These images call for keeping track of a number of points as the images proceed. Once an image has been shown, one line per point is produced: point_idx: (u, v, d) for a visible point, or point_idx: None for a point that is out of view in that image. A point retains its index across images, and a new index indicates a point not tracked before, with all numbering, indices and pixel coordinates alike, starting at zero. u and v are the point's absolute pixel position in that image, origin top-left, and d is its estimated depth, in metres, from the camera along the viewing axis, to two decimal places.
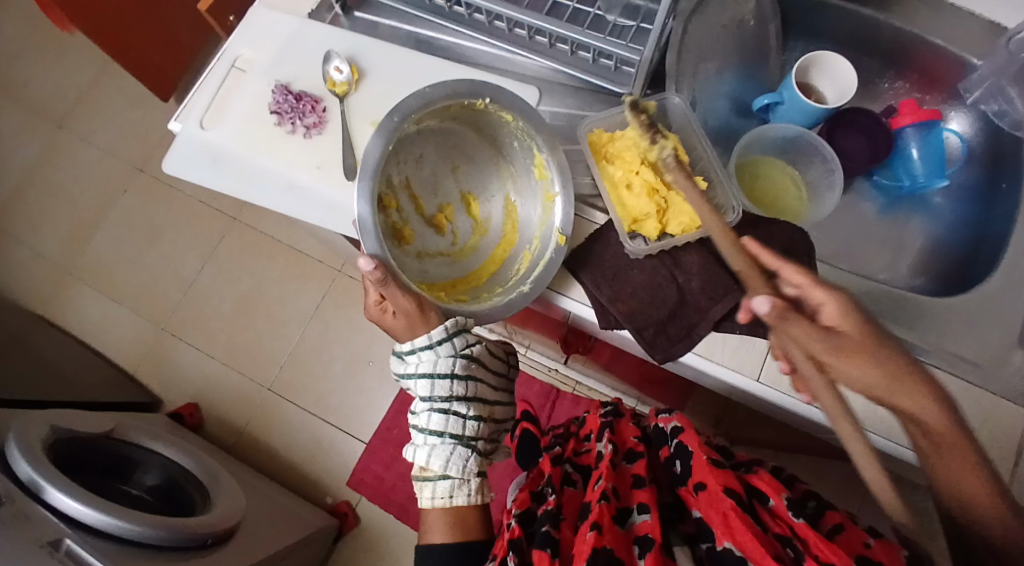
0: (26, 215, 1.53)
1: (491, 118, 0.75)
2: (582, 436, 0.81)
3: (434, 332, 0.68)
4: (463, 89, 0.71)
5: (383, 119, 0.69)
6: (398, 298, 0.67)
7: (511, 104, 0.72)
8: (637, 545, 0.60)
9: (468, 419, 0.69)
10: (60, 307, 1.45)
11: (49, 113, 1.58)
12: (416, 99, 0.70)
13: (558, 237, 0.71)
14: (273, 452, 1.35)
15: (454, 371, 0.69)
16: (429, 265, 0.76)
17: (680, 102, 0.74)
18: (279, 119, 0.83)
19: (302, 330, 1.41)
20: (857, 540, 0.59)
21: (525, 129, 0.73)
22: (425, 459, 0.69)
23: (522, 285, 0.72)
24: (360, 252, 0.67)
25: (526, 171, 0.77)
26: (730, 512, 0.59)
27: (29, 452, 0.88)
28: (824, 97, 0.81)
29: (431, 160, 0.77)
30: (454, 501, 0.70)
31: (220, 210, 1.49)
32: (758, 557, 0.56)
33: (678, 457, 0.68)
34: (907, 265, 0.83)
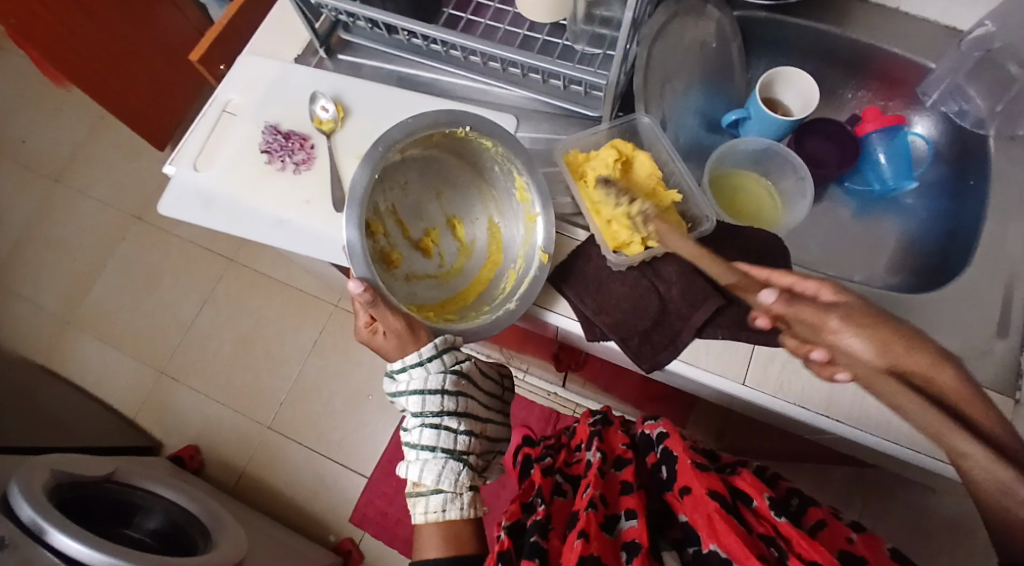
0: (27, 269, 1.56)
1: (472, 145, 0.78)
2: (573, 446, 0.82)
3: (424, 349, 0.70)
4: (443, 119, 0.74)
5: (369, 150, 0.71)
6: (388, 317, 0.68)
7: (490, 131, 0.75)
8: (625, 550, 0.60)
9: (459, 434, 0.71)
10: (60, 357, 1.47)
11: (48, 169, 1.62)
12: (399, 130, 0.73)
13: (541, 255, 0.74)
14: (274, 491, 1.35)
15: (445, 387, 0.71)
16: (417, 288, 0.78)
17: (649, 121, 0.77)
18: (269, 157, 0.87)
19: (300, 367, 1.42)
20: (839, 535, 0.60)
21: (504, 154, 0.76)
22: (418, 475, 0.70)
23: (508, 302, 0.74)
24: (351, 276, 0.69)
25: (508, 194, 0.79)
26: (714, 514, 0.60)
27: (28, 495, 0.89)
28: (789, 109, 0.84)
29: (415, 187, 0.79)
30: (448, 515, 0.70)
31: (217, 253, 1.51)
32: (742, 557, 0.57)
33: (664, 462, 0.69)
34: (883, 265, 0.85)
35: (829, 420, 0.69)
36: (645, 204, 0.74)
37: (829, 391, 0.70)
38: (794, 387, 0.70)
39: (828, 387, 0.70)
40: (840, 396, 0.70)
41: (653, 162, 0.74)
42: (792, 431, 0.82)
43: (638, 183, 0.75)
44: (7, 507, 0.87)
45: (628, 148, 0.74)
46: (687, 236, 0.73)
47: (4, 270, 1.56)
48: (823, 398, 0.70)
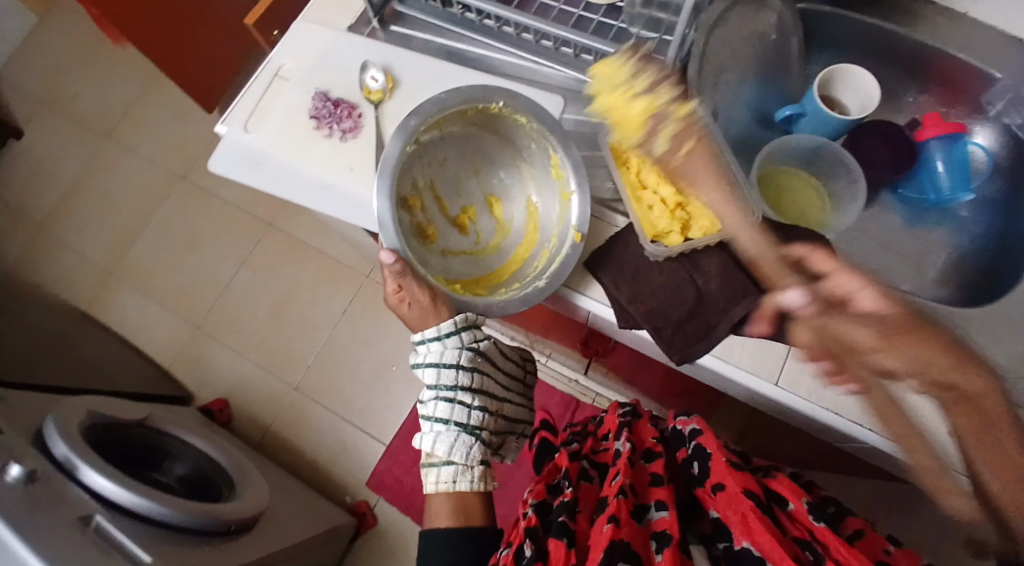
0: (75, 217, 1.60)
1: (508, 122, 0.78)
2: (600, 435, 0.81)
3: (442, 325, 0.72)
4: (476, 94, 0.75)
5: (401, 123, 0.73)
6: (413, 289, 0.71)
7: (524, 108, 0.75)
8: (654, 539, 0.61)
9: (472, 409, 0.72)
10: (102, 305, 1.52)
11: (100, 123, 1.67)
12: (431, 105, 0.74)
13: (573, 234, 0.74)
14: (297, 451, 1.37)
15: (460, 362, 0.72)
16: (452, 264, 0.78)
17: (700, 110, 0.77)
18: (318, 123, 0.88)
19: (329, 334, 1.44)
20: (876, 546, 0.60)
21: (539, 131, 0.76)
22: (431, 446, 0.72)
23: (538, 280, 0.74)
24: (380, 247, 0.70)
25: (544, 172, 0.79)
26: (749, 513, 0.59)
27: (64, 433, 0.92)
28: (845, 109, 0.82)
29: (453, 163, 0.80)
30: (457, 486, 0.72)
31: (256, 216, 1.54)
32: (777, 558, 0.56)
33: (696, 458, 0.68)
34: (931, 274, 0.84)
35: (863, 428, 0.69)
36: None
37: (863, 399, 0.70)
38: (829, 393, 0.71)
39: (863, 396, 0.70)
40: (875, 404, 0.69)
41: None
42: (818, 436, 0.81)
43: None
44: (43, 444, 0.91)
45: None
46: (730, 231, 0.71)
47: (55, 218, 1.61)
48: (857, 405, 0.70)
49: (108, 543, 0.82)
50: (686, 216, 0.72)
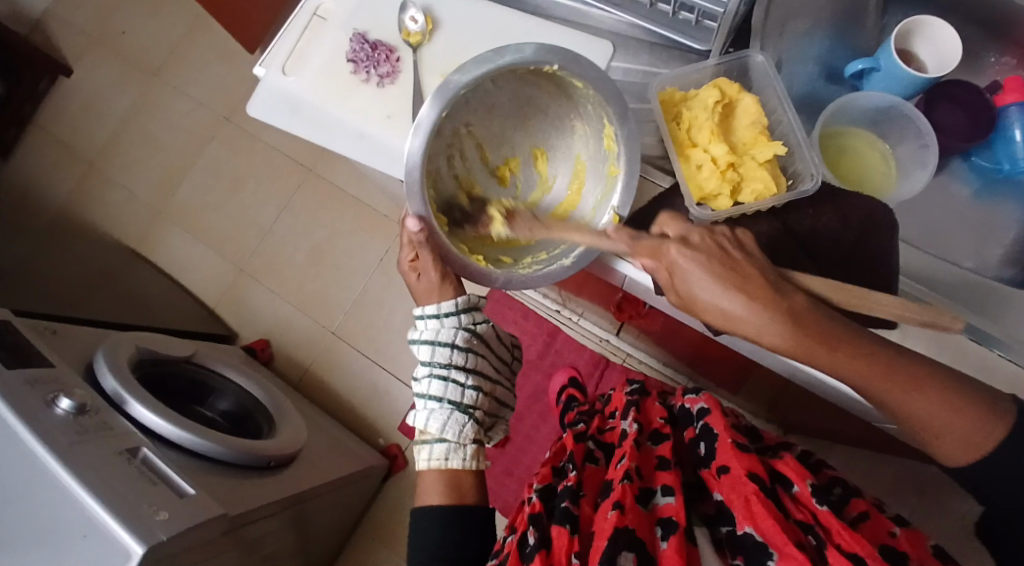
0: (125, 156, 1.64)
1: (565, 82, 0.71)
2: (607, 414, 0.81)
3: (443, 303, 0.71)
4: (531, 56, 0.67)
5: (444, 80, 0.66)
6: (430, 264, 0.70)
7: (582, 71, 0.68)
8: (660, 525, 0.59)
9: (466, 388, 0.71)
10: (152, 244, 1.56)
11: (147, 61, 1.67)
12: (479, 66, 0.66)
13: (610, 216, 0.70)
14: (333, 393, 1.41)
15: (455, 341, 0.71)
16: (486, 217, 0.76)
17: (763, 60, 0.72)
18: (354, 67, 0.85)
19: (366, 280, 1.45)
20: (882, 528, 0.58)
21: (597, 100, 0.70)
22: (424, 422, 0.71)
23: (564, 258, 0.70)
24: (405, 212, 0.67)
25: (597, 138, 0.74)
26: (752, 497, 0.58)
27: (113, 366, 0.97)
28: (922, 65, 0.75)
29: (501, 114, 0.74)
30: (450, 464, 0.71)
31: (297, 161, 1.54)
32: (779, 543, 0.55)
33: (702, 439, 0.67)
34: (996, 255, 0.79)
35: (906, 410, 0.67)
36: (743, 153, 0.70)
37: None
38: None
39: None
40: None
41: (757, 108, 0.70)
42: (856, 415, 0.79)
43: (738, 129, 0.70)
44: (93, 375, 0.96)
45: (732, 89, 0.70)
46: (783, 195, 0.67)
47: (106, 156, 1.65)
48: None
49: (152, 473, 0.86)
50: (738, 178, 0.68)
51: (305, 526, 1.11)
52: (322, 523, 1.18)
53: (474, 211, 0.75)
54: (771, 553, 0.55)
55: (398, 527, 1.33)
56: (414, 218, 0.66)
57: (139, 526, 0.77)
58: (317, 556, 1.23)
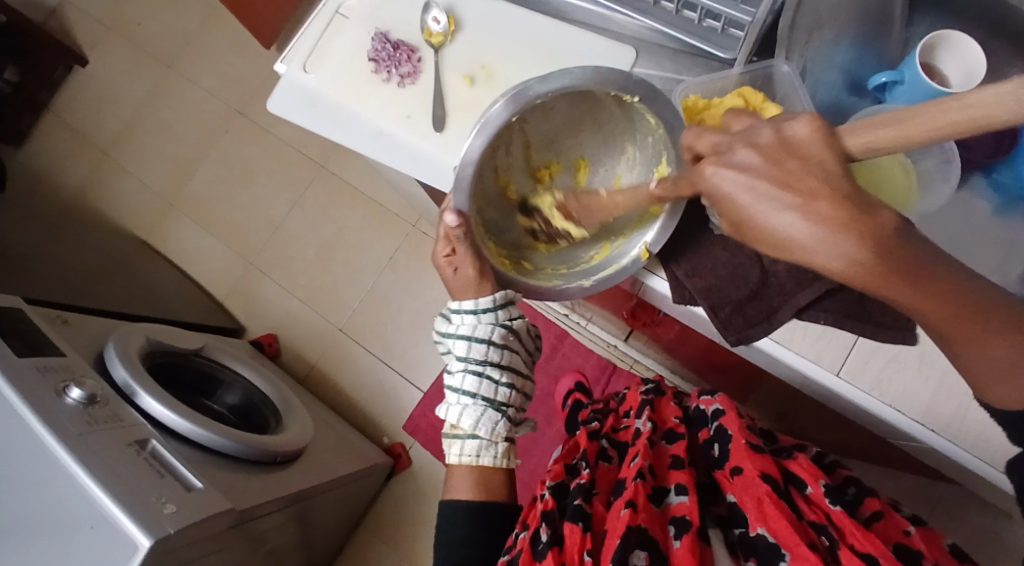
0: (138, 145, 1.64)
1: (636, 110, 0.67)
2: (620, 414, 0.81)
3: (481, 299, 0.69)
4: (615, 81, 0.62)
5: (520, 85, 0.61)
6: (466, 258, 0.68)
7: (661, 112, 0.63)
8: (672, 525, 0.59)
9: (500, 385, 0.71)
10: (162, 235, 1.56)
11: (163, 51, 1.67)
12: (558, 77, 0.61)
13: (641, 250, 0.68)
14: (339, 389, 1.41)
15: (492, 337, 0.70)
16: (515, 217, 0.74)
17: (789, 70, 0.72)
18: (375, 66, 0.85)
19: (375, 278, 1.45)
20: (896, 528, 0.57)
21: (663, 138, 0.65)
22: (456, 418, 0.71)
23: (585, 278, 0.70)
24: (448, 205, 0.64)
25: (646, 168, 0.70)
26: (765, 497, 0.57)
27: (123, 358, 0.96)
28: (947, 80, 0.75)
29: (559, 118, 0.70)
30: (480, 460, 0.72)
31: (309, 157, 1.54)
32: (790, 544, 0.54)
33: (716, 440, 0.67)
34: (1018, 270, 0.77)
35: (921, 427, 0.67)
36: None
37: (929, 400, 0.67)
38: (892, 387, 0.68)
39: (928, 397, 0.67)
40: (940, 408, 0.66)
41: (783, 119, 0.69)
42: (872, 430, 0.78)
43: None
44: (103, 366, 0.96)
45: (757, 99, 0.70)
46: None
47: (119, 146, 1.64)
48: (921, 404, 0.67)
49: (161, 466, 0.86)
50: None
51: (308, 522, 1.11)
52: (325, 520, 1.17)
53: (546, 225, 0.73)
54: (784, 554, 0.54)
55: (399, 526, 1.33)
56: (455, 214, 0.64)
57: (147, 518, 0.77)
58: (319, 552, 1.23)
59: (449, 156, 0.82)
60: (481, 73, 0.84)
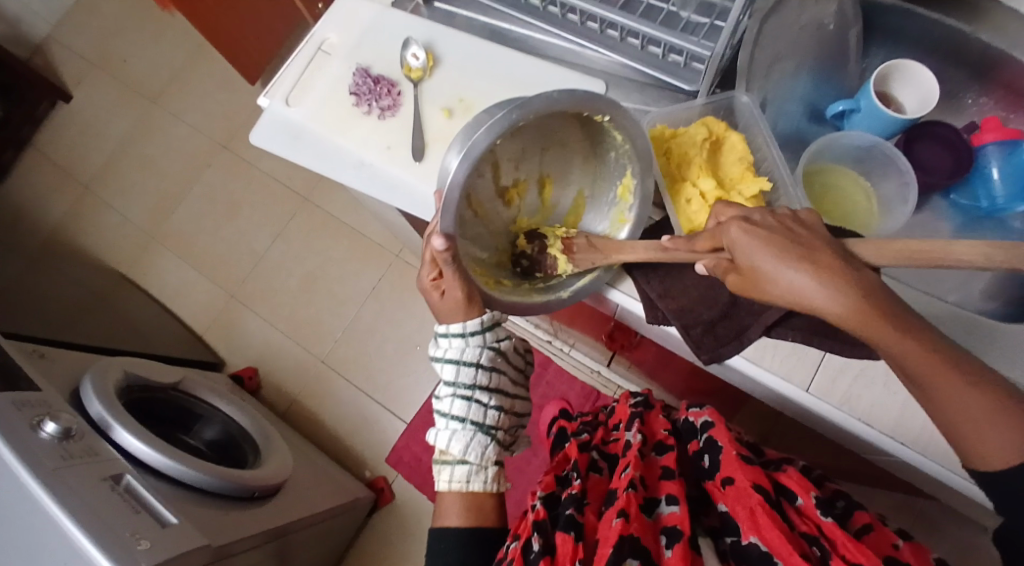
0: (120, 180, 1.64)
1: (602, 129, 0.69)
2: (610, 426, 0.81)
3: (470, 322, 0.70)
4: (590, 103, 0.63)
5: (501, 113, 0.61)
6: (453, 282, 0.67)
7: (630, 131, 0.66)
8: (664, 535, 0.60)
9: (488, 409, 0.72)
10: (143, 269, 1.56)
11: (148, 88, 1.70)
12: (539, 101, 0.61)
13: (614, 260, 0.71)
14: (321, 422, 1.40)
15: (480, 360, 0.72)
16: (485, 235, 0.72)
17: (748, 101, 0.75)
18: (357, 100, 0.88)
19: (358, 309, 1.45)
20: (885, 541, 0.57)
21: (629, 153, 0.68)
22: (446, 443, 0.72)
23: (563, 290, 0.72)
24: (435, 231, 0.63)
25: (610, 182, 0.73)
26: (757, 508, 0.58)
27: (100, 392, 0.96)
28: (903, 106, 0.79)
29: (528, 140, 0.70)
30: (471, 486, 0.73)
31: (293, 190, 1.55)
32: (784, 553, 0.55)
33: (707, 452, 0.67)
34: (979, 288, 0.79)
35: (892, 441, 0.68)
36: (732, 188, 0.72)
37: (898, 414, 0.68)
38: (862, 402, 0.69)
39: (898, 411, 0.68)
40: (909, 422, 0.68)
41: (744, 145, 0.71)
42: (847, 446, 0.79)
43: (727, 165, 0.73)
44: (79, 402, 0.95)
45: (720, 127, 0.72)
46: None
47: (102, 181, 1.65)
48: (890, 418, 0.69)
49: (136, 501, 0.84)
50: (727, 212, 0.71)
51: (288, 559, 1.09)
52: (305, 556, 1.15)
53: (537, 253, 0.73)
54: (776, 564, 0.55)
55: (381, 563, 1.30)
56: (441, 238, 0.62)
57: (121, 554, 0.75)
58: None
59: (427, 185, 0.84)
60: (459, 106, 0.87)
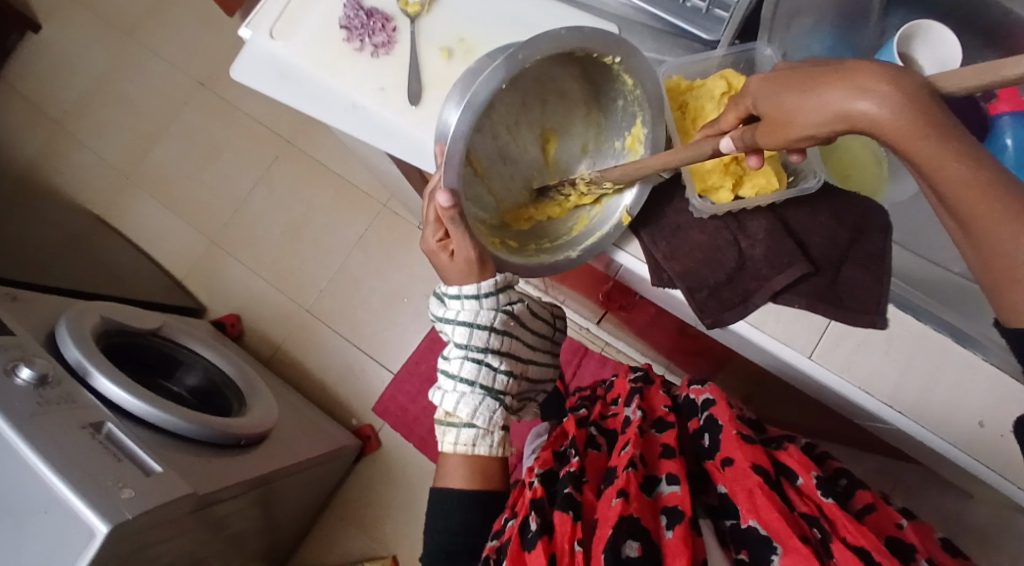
0: (93, 115, 1.57)
1: (609, 74, 0.65)
2: (608, 400, 0.81)
3: (484, 284, 0.68)
4: (603, 42, 0.60)
5: (508, 54, 0.57)
6: (463, 242, 0.64)
7: (643, 77, 0.63)
8: (664, 514, 0.60)
9: (498, 372, 0.71)
10: (119, 210, 1.50)
11: (121, 18, 1.60)
12: (548, 40, 0.57)
13: (621, 215, 0.69)
14: (306, 370, 1.38)
15: (494, 324, 0.70)
16: (484, 194, 0.68)
17: (771, 53, 0.72)
18: (348, 34, 0.82)
19: (343, 259, 1.41)
20: (888, 520, 0.58)
21: (639, 99, 0.65)
22: (453, 406, 0.71)
23: (571, 249, 0.70)
24: (439, 185, 0.59)
25: (615, 134, 0.70)
26: (756, 489, 0.58)
27: (77, 338, 0.92)
28: (921, 69, 0.78)
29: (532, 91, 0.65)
30: (476, 449, 0.72)
31: (276, 133, 1.49)
32: (783, 536, 0.55)
33: (707, 431, 0.67)
34: None
35: (891, 410, 0.68)
36: None
37: (896, 381, 0.68)
38: (861, 370, 0.69)
39: (896, 377, 0.68)
40: (906, 389, 0.68)
41: None
42: (841, 412, 0.80)
43: None
44: (55, 347, 0.91)
45: (740, 82, 0.69)
46: (783, 192, 0.69)
47: (75, 115, 1.57)
48: (888, 387, 0.68)
49: (118, 449, 0.82)
50: (741, 172, 0.69)
51: (272, 507, 1.08)
52: (291, 503, 1.15)
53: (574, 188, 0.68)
54: (775, 546, 0.55)
55: (369, 508, 1.31)
56: (448, 195, 0.59)
57: (103, 503, 0.73)
58: (283, 538, 1.20)
59: (425, 132, 0.79)
60: (459, 46, 0.82)
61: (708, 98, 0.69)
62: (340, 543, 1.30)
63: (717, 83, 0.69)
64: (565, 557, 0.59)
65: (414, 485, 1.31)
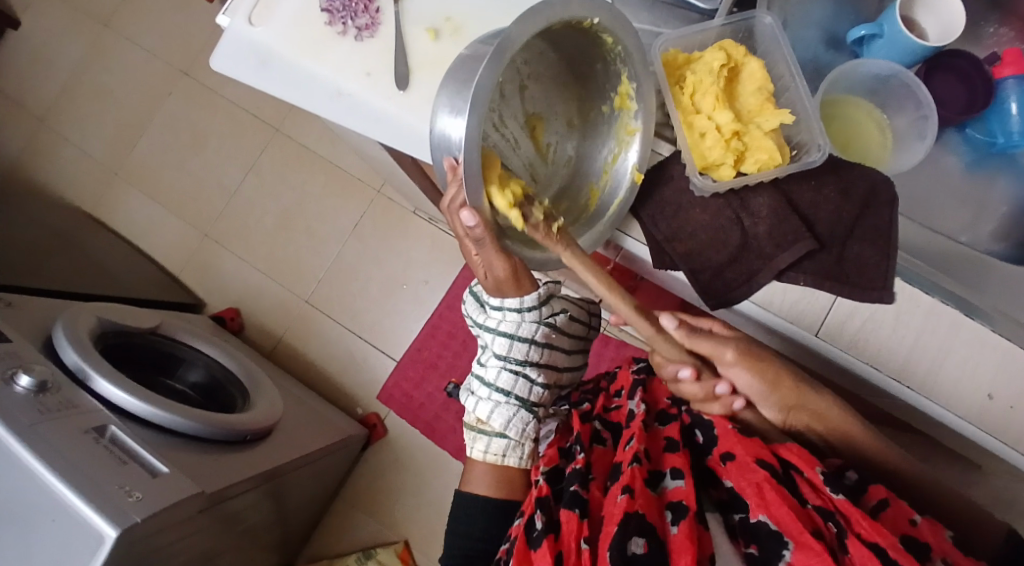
0: (75, 109, 1.54)
1: (577, 36, 0.62)
2: (612, 393, 0.79)
3: (525, 298, 0.71)
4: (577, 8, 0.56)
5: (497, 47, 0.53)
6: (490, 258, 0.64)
7: (621, 31, 0.60)
8: (669, 510, 0.58)
9: (535, 385, 0.73)
10: (109, 207, 1.49)
11: (96, 7, 1.56)
12: (531, 22, 0.54)
13: (633, 174, 0.67)
14: (308, 361, 1.37)
15: (535, 336, 0.73)
16: None
17: (771, 22, 0.70)
18: (330, 18, 0.79)
19: (339, 247, 1.40)
20: (902, 517, 0.56)
21: (623, 55, 0.62)
22: (487, 415, 0.72)
23: (596, 225, 0.67)
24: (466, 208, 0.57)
25: (598, 97, 0.67)
26: (764, 483, 0.57)
27: (74, 341, 0.91)
28: (925, 34, 0.78)
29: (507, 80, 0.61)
30: (507, 460, 0.72)
31: (263, 120, 1.46)
32: (795, 531, 0.54)
33: (697, 427, 0.66)
34: (988, 229, 0.85)
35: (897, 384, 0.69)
36: (748, 121, 0.67)
37: (907, 353, 0.69)
38: (868, 347, 0.70)
39: (907, 349, 0.69)
40: (915, 363, 0.69)
41: (764, 74, 0.67)
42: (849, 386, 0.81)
43: (743, 96, 0.68)
44: (52, 351, 0.90)
45: (738, 53, 0.67)
46: (786, 168, 0.66)
47: (58, 112, 1.54)
48: (898, 360, 0.69)
49: (124, 454, 0.81)
50: (742, 148, 0.66)
51: (283, 499, 1.08)
52: (300, 496, 1.15)
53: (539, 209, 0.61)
54: (787, 542, 0.54)
55: (377, 496, 1.31)
56: (473, 214, 0.58)
57: (112, 508, 0.73)
58: (293, 530, 1.21)
59: (414, 117, 0.77)
60: (446, 26, 0.79)
61: (704, 72, 0.66)
62: (351, 531, 1.31)
63: (713, 56, 0.66)
64: (571, 555, 0.59)
65: (422, 472, 1.30)
